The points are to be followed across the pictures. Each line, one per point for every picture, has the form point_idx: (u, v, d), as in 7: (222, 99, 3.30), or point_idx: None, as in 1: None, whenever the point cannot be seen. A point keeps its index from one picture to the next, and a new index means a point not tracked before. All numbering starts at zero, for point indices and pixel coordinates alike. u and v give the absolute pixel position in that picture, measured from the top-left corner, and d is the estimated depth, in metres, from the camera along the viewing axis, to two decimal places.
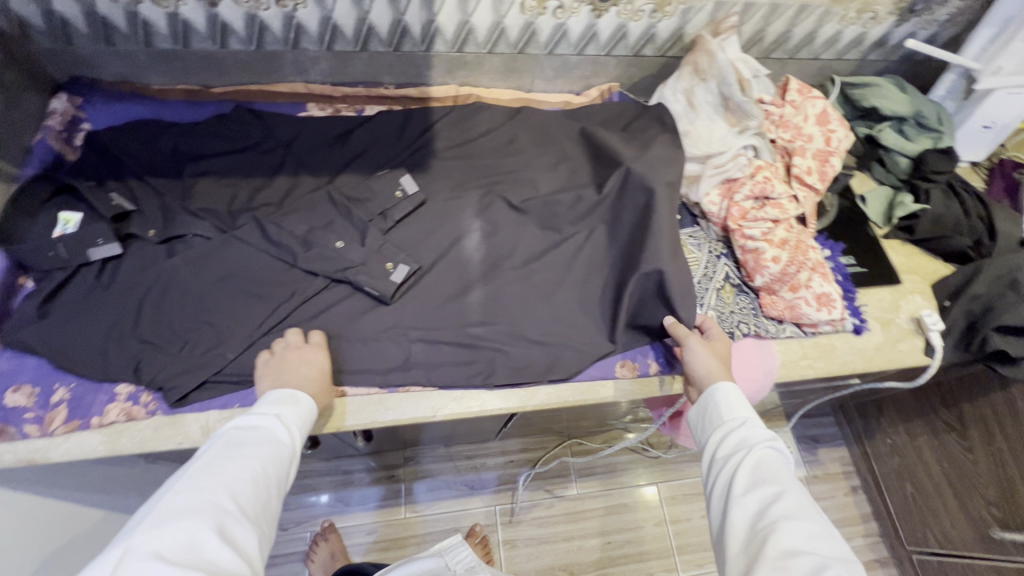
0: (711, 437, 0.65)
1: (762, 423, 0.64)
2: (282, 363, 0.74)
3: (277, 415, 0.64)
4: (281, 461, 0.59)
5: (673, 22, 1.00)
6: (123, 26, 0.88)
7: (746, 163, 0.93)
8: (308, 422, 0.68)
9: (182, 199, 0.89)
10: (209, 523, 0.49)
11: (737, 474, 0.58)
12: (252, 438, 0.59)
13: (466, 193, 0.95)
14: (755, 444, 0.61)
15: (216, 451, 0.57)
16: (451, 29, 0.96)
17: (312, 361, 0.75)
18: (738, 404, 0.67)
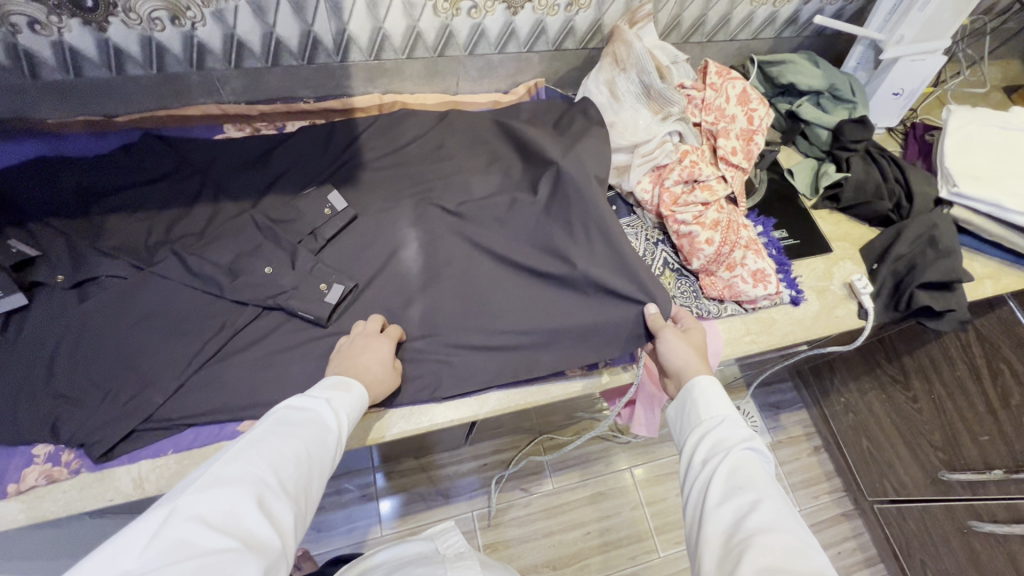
0: (688, 440, 0.64)
1: (742, 421, 0.63)
2: (352, 349, 0.74)
3: (328, 399, 0.62)
4: (325, 445, 0.58)
5: (589, 14, 1.00)
6: (4, 59, 0.81)
7: (672, 149, 0.94)
8: (359, 410, 0.66)
9: (92, 240, 0.83)
10: (249, 494, 0.47)
11: (715, 479, 0.57)
12: (301, 420, 0.58)
13: (399, 204, 0.93)
14: (728, 448, 0.59)
15: (266, 427, 0.56)
16: (364, 37, 0.93)
17: (377, 351, 0.74)
18: (718, 402, 0.66)
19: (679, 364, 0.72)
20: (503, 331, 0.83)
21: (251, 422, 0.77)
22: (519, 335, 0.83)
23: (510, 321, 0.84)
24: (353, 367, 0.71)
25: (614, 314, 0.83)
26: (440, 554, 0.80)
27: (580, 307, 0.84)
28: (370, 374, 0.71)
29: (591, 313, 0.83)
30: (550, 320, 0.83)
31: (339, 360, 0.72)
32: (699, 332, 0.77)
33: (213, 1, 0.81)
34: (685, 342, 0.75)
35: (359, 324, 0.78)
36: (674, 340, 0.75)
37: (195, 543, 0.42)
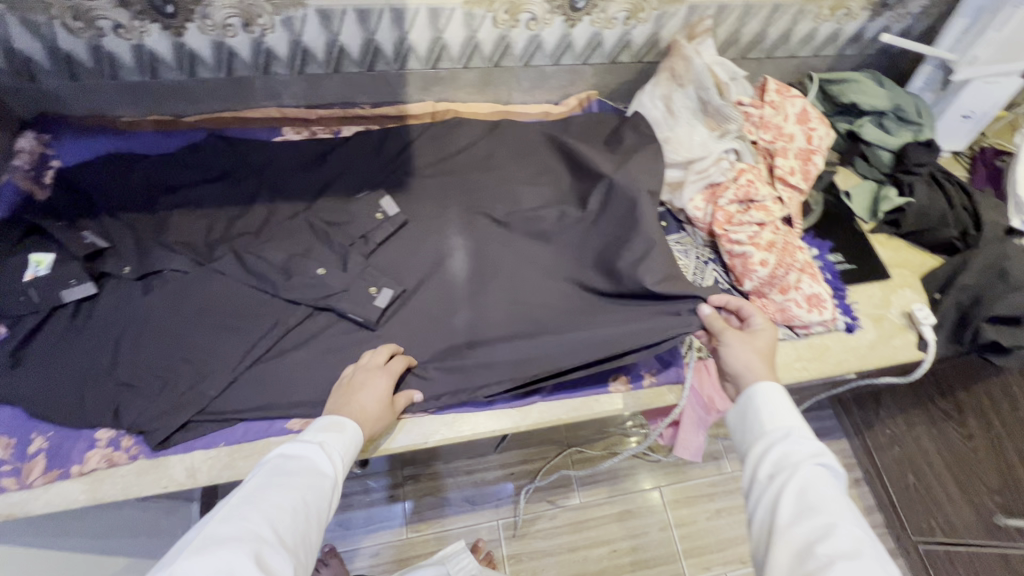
0: (751, 452, 0.62)
1: (810, 435, 0.60)
2: (352, 384, 0.74)
3: (324, 441, 0.62)
4: (322, 490, 0.58)
5: (647, 28, 0.99)
6: (88, 61, 0.86)
7: (728, 167, 0.91)
8: (356, 448, 0.66)
9: (157, 234, 0.86)
10: (246, 550, 0.48)
11: (784, 497, 0.55)
12: (295, 467, 0.58)
13: (448, 211, 0.94)
14: (795, 464, 0.57)
15: (260, 478, 0.56)
16: (423, 46, 0.94)
17: (373, 387, 0.73)
18: (783, 411, 0.63)
19: (740, 367, 0.71)
20: (544, 337, 0.81)
21: (299, 419, 0.78)
22: (566, 346, 0.80)
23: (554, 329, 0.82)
24: (349, 405, 0.70)
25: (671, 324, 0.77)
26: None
27: (630, 318, 0.81)
28: (363, 414, 0.70)
29: (644, 321, 0.79)
30: (599, 326, 0.80)
31: (338, 397, 0.73)
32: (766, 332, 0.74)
33: (283, 10, 0.84)
34: (747, 345, 0.73)
35: (366, 354, 0.78)
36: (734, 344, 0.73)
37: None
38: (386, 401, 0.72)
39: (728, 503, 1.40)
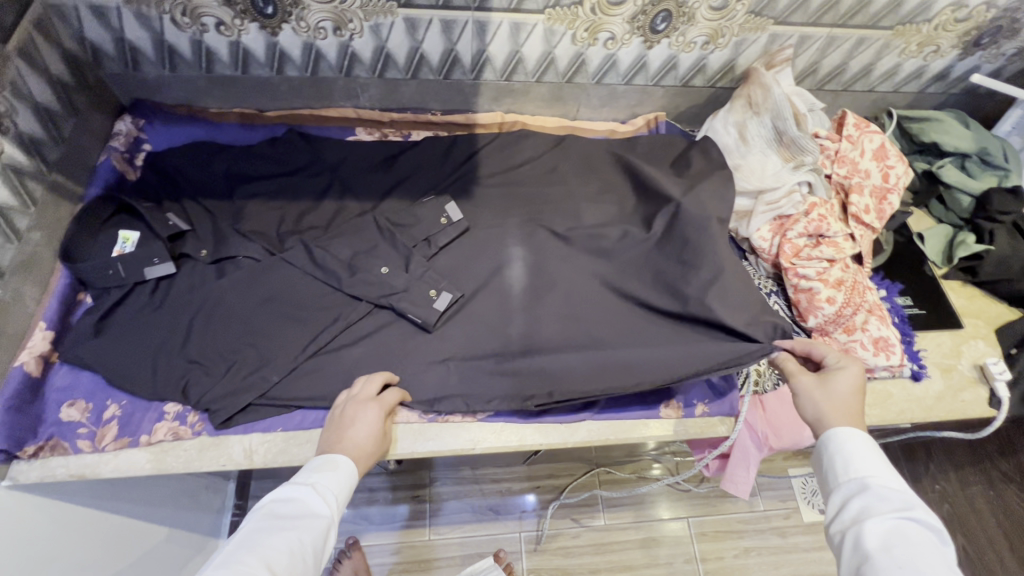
0: (833, 506, 0.62)
1: (893, 487, 0.58)
2: (343, 419, 0.73)
3: (319, 480, 0.63)
4: (315, 532, 0.58)
5: (725, 54, 0.98)
6: (188, 53, 0.90)
7: (800, 200, 0.89)
8: (351, 485, 0.66)
9: (233, 221, 0.90)
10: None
11: (869, 555, 0.54)
12: (288, 512, 0.59)
13: (509, 221, 0.95)
14: (876, 519, 0.56)
15: (254, 523, 0.58)
16: (501, 58, 0.96)
17: (363, 421, 0.72)
18: (860, 459, 0.62)
19: (814, 417, 0.68)
20: (599, 355, 0.80)
21: None
22: (620, 365, 0.80)
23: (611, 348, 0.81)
24: (341, 442, 0.70)
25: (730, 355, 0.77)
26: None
27: (690, 345, 0.79)
28: (355, 450, 0.70)
29: (702, 350, 0.78)
30: (657, 352, 0.80)
31: (329, 433, 0.72)
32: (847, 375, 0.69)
33: (373, 16, 0.86)
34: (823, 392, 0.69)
35: (359, 382, 0.77)
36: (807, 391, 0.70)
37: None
38: (377, 435, 0.72)
39: (760, 543, 1.35)
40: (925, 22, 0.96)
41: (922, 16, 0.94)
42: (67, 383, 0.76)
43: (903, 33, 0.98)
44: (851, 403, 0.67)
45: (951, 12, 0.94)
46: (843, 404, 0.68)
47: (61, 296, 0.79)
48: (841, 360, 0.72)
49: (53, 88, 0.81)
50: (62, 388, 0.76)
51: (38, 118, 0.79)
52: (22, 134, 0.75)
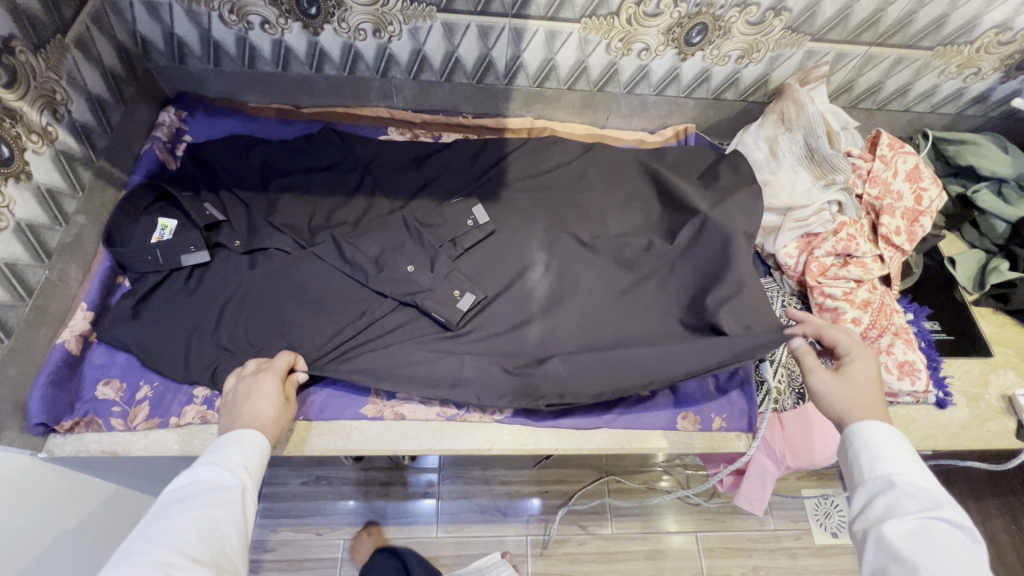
0: (858, 500, 0.62)
1: (920, 485, 0.59)
2: (238, 397, 0.72)
3: (226, 457, 0.64)
4: (226, 505, 0.61)
5: (759, 68, 0.98)
6: (232, 50, 0.92)
7: (829, 219, 0.88)
8: (261, 451, 0.68)
9: (267, 213, 0.93)
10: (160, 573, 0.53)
11: (897, 553, 0.55)
12: (193, 494, 0.61)
13: (533, 226, 0.96)
14: (901, 517, 0.56)
15: (158, 512, 0.59)
16: (535, 65, 0.96)
17: (262, 392, 0.72)
18: (887, 453, 0.62)
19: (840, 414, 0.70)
20: (614, 354, 0.80)
21: (372, 406, 0.82)
22: (639, 374, 0.80)
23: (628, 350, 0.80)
24: (239, 420, 0.69)
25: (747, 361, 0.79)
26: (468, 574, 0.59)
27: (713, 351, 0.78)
28: (259, 422, 0.70)
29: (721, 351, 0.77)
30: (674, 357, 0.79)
31: (227, 416, 0.70)
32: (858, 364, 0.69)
33: (412, 20, 0.87)
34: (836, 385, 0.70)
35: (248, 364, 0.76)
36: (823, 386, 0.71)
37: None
38: (279, 401, 0.72)
39: (768, 562, 1.33)
40: (967, 44, 0.94)
41: (964, 37, 0.93)
42: (103, 361, 0.79)
43: (944, 54, 0.96)
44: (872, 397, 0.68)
45: (994, 35, 0.93)
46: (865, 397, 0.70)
47: (102, 278, 0.82)
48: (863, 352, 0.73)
49: (105, 79, 0.84)
50: (98, 366, 0.79)
51: (90, 107, 0.82)
52: (75, 122, 0.78)
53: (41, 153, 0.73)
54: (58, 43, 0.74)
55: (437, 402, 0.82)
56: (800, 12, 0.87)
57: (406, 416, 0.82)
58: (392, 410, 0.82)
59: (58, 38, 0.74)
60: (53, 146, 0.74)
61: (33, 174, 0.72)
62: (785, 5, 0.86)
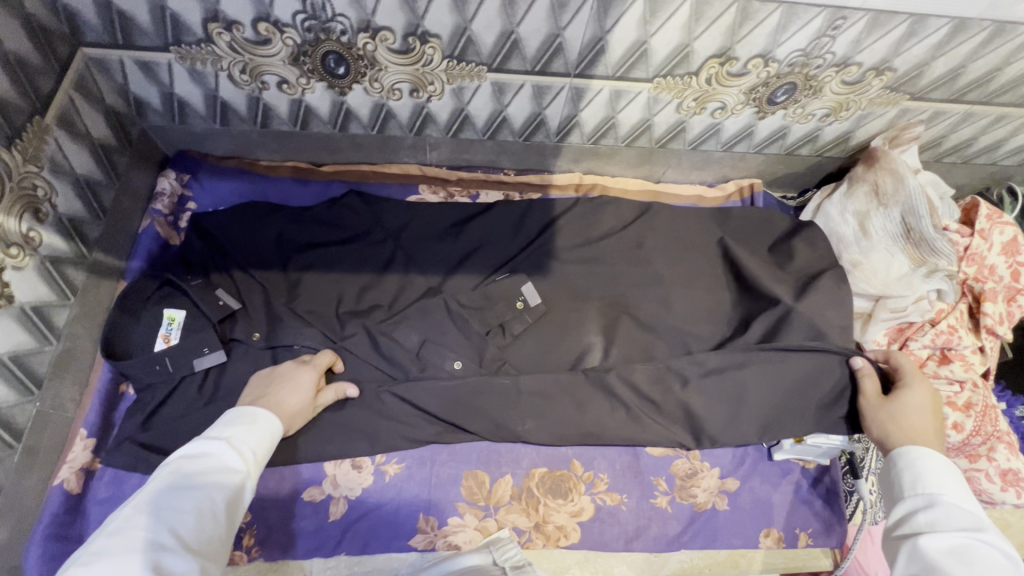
0: (890, 522, 0.53)
1: (969, 510, 0.49)
2: (273, 378, 0.67)
3: (239, 435, 0.54)
4: (228, 493, 0.49)
5: (843, 126, 0.87)
6: (243, 110, 0.79)
7: (929, 307, 0.79)
8: (273, 440, 0.57)
9: (287, 299, 0.79)
10: (137, 568, 0.41)
11: (929, 564, 0.45)
12: (196, 470, 0.49)
13: (589, 306, 0.83)
14: (940, 534, 0.47)
15: (156, 484, 0.48)
16: (592, 123, 0.84)
17: (297, 382, 0.67)
18: (934, 475, 0.53)
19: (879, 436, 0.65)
20: (694, 408, 0.75)
21: (422, 537, 0.72)
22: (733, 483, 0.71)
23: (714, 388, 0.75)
24: (264, 399, 0.63)
25: (834, 425, 0.75)
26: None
27: (789, 379, 0.74)
28: (282, 411, 0.63)
29: (793, 367, 0.74)
30: (752, 394, 0.74)
31: (255, 388, 0.66)
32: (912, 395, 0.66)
33: (457, 79, 0.74)
34: (886, 410, 0.66)
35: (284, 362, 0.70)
36: (873, 412, 0.68)
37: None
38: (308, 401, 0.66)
39: None
40: None
41: None
42: (110, 494, 0.66)
43: None
44: (920, 423, 0.63)
45: None
46: (913, 424, 0.63)
47: (102, 396, 0.70)
48: (919, 382, 0.68)
49: (94, 154, 0.72)
50: (105, 500, 0.66)
51: (79, 193, 0.69)
52: (62, 216, 0.66)
53: (22, 267, 0.61)
54: (36, 126, 0.62)
55: (495, 530, 0.73)
56: (906, 72, 0.76)
57: (461, 546, 0.72)
58: (445, 541, 0.72)
59: (35, 121, 0.62)
60: (37, 254, 0.63)
61: (14, 294, 0.60)
62: (891, 65, 0.74)
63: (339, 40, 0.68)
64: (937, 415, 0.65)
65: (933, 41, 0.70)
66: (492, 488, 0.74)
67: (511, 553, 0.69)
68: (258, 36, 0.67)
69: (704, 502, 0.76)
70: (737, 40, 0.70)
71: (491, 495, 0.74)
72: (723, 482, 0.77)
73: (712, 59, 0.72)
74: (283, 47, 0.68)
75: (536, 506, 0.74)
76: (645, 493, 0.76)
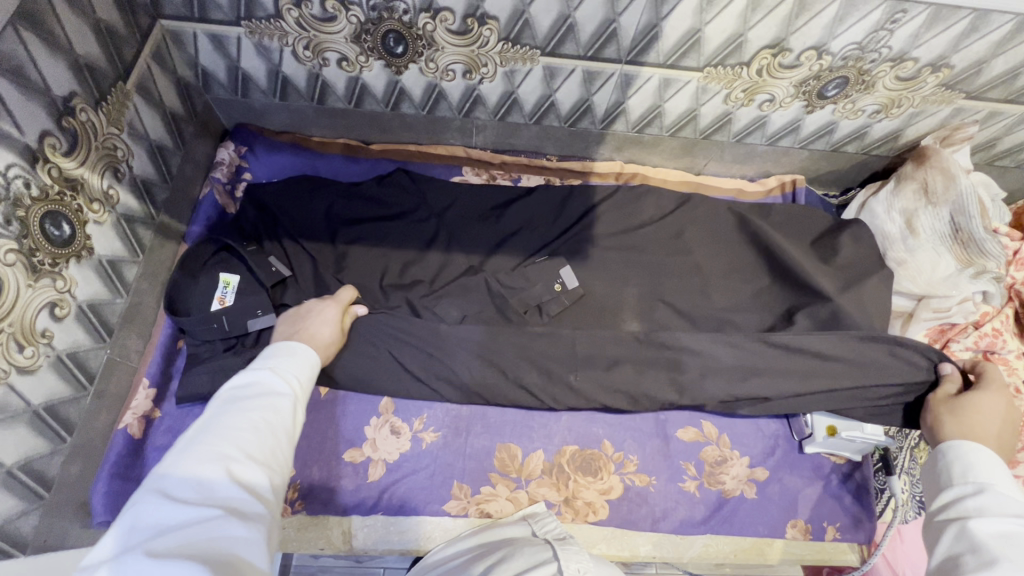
0: (935, 509, 0.53)
1: (1020, 500, 0.49)
2: (297, 318, 0.69)
3: (283, 362, 0.55)
4: (284, 405, 0.50)
5: (893, 124, 0.86)
6: (303, 85, 0.82)
7: (973, 309, 0.79)
8: (314, 367, 0.58)
9: (335, 270, 0.81)
10: (211, 473, 0.42)
11: (976, 546, 0.45)
12: (255, 389, 0.50)
13: (626, 291, 0.84)
14: (990, 518, 0.47)
15: (212, 409, 0.47)
16: (638, 111, 0.85)
17: (322, 316, 0.69)
18: (985, 468, 0.53)
19: (937, 428, 0.65)
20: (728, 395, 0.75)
21: (456, 503, 0.74)
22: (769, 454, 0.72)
23: (751, 378, 0.75)
24: (299, 333, 0.65)
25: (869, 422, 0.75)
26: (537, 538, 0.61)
27: (841, 376, 0.74)
28: (314, 341, 0.65)
29: (829, 362, 0.74)
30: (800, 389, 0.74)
31: (287, 327, 0.67)
32: (982, 395, 0.65)
33: (510, 62, 0.76)
34: (950, 407, 0.65)
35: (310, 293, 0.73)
36: (938, 407, 0.67)
37: (179, 533, 0.38)
38: (337, 327, 0.69)
39: None
40: None
41: None
42: (166, 442, 0.70)
43: None
44: (988, 421, 0.61)
45: None
46: (981, 417, 0.62)
47: (162, 349, 0.75)
48: (990, 387, 0.66)
49: (165, 121, 0.76)
50: (162, 447, 0.70)
51: (150, 157, 0.74)
52: (136, 178, 0.71)
53: (101, 222, 0.65)
54: (119, 92, 0.66)
55: (528, 501, 0.75)
56: (963, 70, 0.75)
57: (493, 514, 0.74)
58: (477, 508, 0.74)
59: (118, 87, 0.66)
60: (114, 211, 0.67)
61: (94, 248, 0.64)
62: (949, 62, 0.73)
63: (401, 19, 0.71)
64: (1006, 421, 0.62)
65: (994, 38, 0.70)
66: (524, 461, 0.77)
67: (550, 526, 0.66)
68: (325, 13, 0.70)
69: (733, 488, 0.77)
70: (793, 31, 0.70)
71: (523, 468, 0.76)
72: (752, 471, 0.78)
73: (766, 49, 0.73)
74: (347, 25, 0.71)
75: (566, 482, 0.76)
76: (673, 477, 0.77)
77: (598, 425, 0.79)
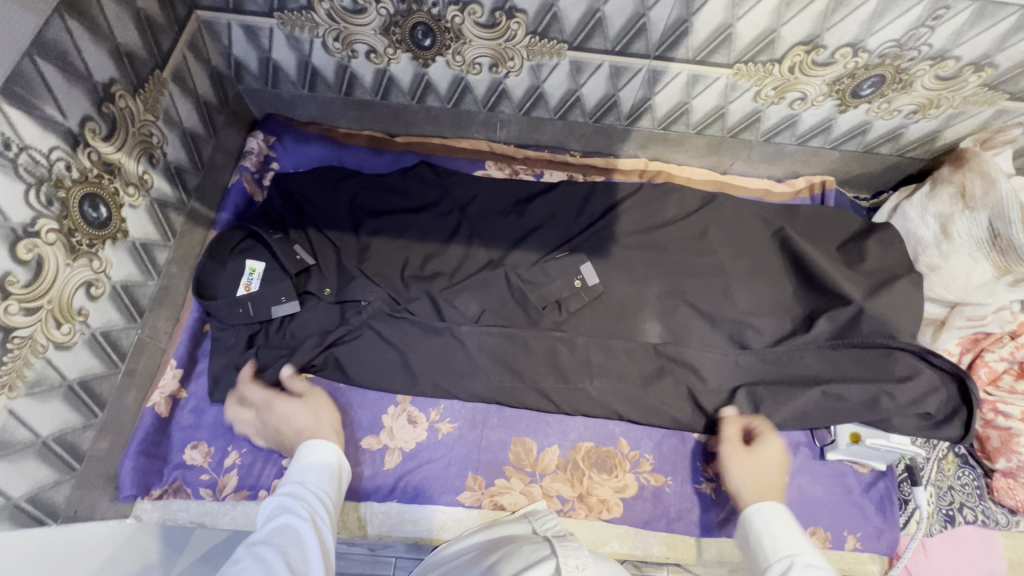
0: None
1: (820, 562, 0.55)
2: (285, 437, 0.70)
3: (298, 493, 0.59)
4: (298, 530, 0.52)
5: (931, 125, 0.83)
6: (331, 76, 0.83)
7: (1009, 320, 0.78)
8: (330, 484, 0.61)
9: (357, 260, 0.81)
10: None
11: None
12: (274, 526, 0.53)
13: (647, 289, 0.83)
14: None
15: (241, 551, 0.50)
16: (665, 108, 0.84)
17: (295, 418, 0.70)
18: (778, 536, 0.59)
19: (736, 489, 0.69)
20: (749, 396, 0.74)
21: (470, 494, 0.75)
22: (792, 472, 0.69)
23: None
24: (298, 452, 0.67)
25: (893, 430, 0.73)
26: (537, 535, 0.60)
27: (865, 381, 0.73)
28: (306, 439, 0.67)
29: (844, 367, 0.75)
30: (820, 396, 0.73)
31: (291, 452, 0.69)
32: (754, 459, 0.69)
33: (537, 57, 0.76)
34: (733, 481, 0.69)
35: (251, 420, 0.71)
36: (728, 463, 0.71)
37: None
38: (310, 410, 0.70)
39: None
40: None
41: None
42: (191, 422, 0.73)
43: None
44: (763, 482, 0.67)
45: None
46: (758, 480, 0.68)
47: (190, 332, 0.77)
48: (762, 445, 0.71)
49: (198, 109, 0.78)
50: (187, 427, 0.73)
51: (184, 144, 0.76)
52: (169, 164, 0.73)
53: (136, 206, 0.67)
54: (155, 80, 0.68)
55: (541, 495, 0.74)
56: (1008, 69, 0.72)
57: (506, 507, 0.74)
58: (491, 500, 0.74)
59: (154, 75, 0.68)
60: (148, 195, 0.69)
61: (128, 231, 0.67)
62: (993, 61, 0.71)
63: (429, 12, 0.71)
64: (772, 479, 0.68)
65: None
66: (539, 456, 0.77)
67: (550, 523, 0.65)
68: (355, 5, 0.71)
69: None
70: (828, 27, 0.68)
71: (538, 463, 0.76)
72: None
73: (799, 46, 0.71)
74: (376, 17, 0.72)
75: (581, 478, 0.76)
76: (689, 477, 0.77)
77: (614, 422, 0.79)
